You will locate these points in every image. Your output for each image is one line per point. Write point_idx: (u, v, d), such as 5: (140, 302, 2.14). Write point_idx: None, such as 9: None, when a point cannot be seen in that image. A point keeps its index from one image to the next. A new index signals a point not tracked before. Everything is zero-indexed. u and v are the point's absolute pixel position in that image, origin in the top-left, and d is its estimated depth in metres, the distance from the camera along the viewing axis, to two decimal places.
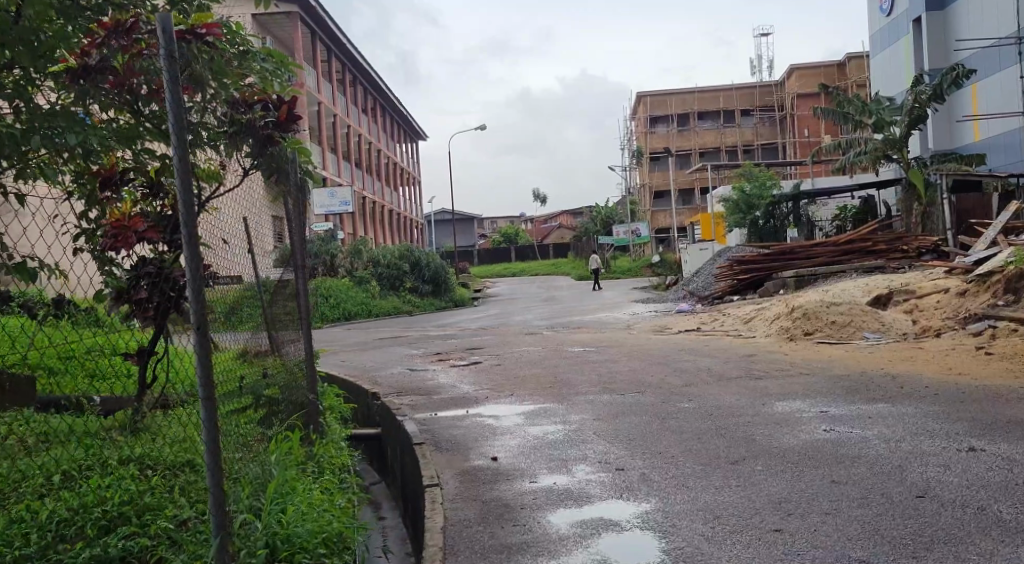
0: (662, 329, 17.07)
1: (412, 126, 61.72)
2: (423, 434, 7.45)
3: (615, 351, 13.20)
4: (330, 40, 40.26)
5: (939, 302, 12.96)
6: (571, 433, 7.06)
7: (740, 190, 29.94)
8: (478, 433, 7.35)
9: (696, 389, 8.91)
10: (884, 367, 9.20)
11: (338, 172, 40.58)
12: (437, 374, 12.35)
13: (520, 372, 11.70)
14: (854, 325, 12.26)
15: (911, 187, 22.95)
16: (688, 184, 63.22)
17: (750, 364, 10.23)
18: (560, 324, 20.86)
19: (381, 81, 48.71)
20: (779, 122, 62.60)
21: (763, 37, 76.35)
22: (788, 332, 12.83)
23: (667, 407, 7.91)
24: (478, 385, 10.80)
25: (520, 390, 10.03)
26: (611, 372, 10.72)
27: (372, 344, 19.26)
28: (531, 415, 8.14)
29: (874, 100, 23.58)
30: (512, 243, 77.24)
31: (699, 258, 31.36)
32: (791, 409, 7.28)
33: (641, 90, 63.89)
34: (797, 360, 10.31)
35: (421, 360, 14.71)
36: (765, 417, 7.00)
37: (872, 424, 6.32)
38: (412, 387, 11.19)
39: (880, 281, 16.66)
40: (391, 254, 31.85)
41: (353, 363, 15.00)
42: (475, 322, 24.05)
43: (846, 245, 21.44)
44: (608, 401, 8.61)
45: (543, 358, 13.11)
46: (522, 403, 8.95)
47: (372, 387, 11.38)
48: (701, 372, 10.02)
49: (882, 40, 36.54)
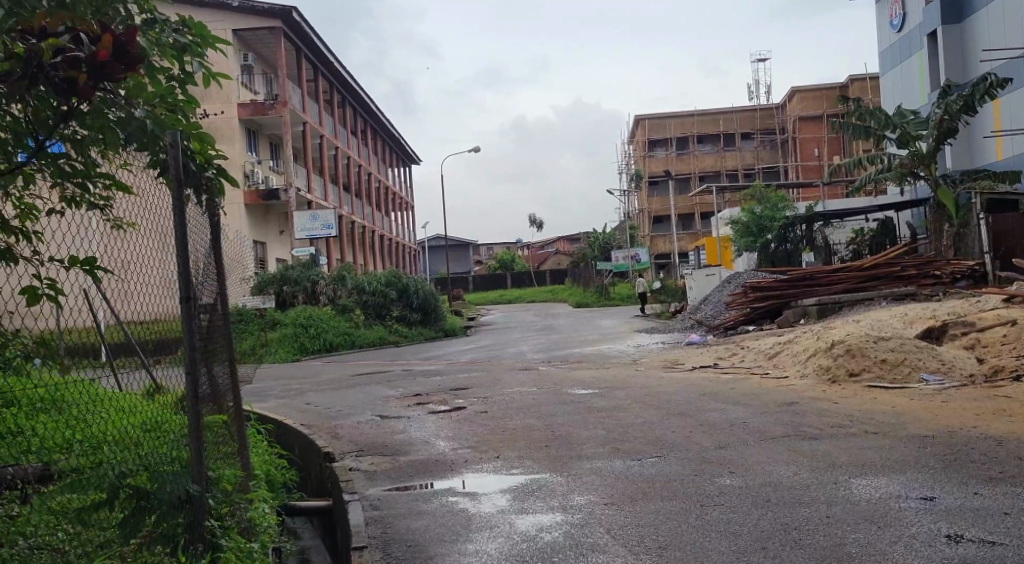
0: (673, 365, 15.05)
1: (406, 150, 60.04)
2: (370, 528, 5.43)
3: (623, 394, 11.15)
4: (318, 59, 38.58)
5: (1007, 335, 10.98)
6: (577, 528, 5.08)
7: (751, 212, 28.15)
8: (446, 528, 5.34)
9: (740, 455, 6.84)
10: (973, 423, 7.22)
11: (325, 196, 38.80)
12: (410, 425, 10.23)
13: (509, 424, 9.57)
14: (909, 365, 10.30)
15: (940, 206, 21.09)
16: (688, 210, 61.51)
17: (796, 417, 8.22)
18: (557, 358, 18.81)
19: (372, 103, 47.00)
20: (781, 145, 61.03)
21: (759, 62, 75.11)
22: (829, 371, 10.78)
23: (701, 486, 5.83)
24: (456, 444, 8.69)
25: (508, 452, 7.95)
26: (622, 427, 8.61)
27: (346, 381, 17.12)
28: (519, 494, 6.11)
29: (898, 112, 21.52)
30: (509, 269, 75.29)
31: (705, 283, 29.29)
32: (880, 492, 5.29)
33: (640, 113, 62.18)
34: (853, 412, 8.31)
35: (395, 404, 12.57)
36: (849, 510, 4.94)
37: (1018, 530, 4.34)
38: (377, 443, 9.09)
39: (920, 312, 14.71)
40: (377, 281, 29.81)
41: (317, 407, 12.92)
42: (467, 355, 21.91)
43: (871, 269, 19.59)
44: (622, 472, 6.60)
45: (537, 403, 11.01)
46: (511, 474, 6.92)
47: (328, 444, 9.27)
48: (737, 429, 7.91)
49: (893, 56, 34.86)
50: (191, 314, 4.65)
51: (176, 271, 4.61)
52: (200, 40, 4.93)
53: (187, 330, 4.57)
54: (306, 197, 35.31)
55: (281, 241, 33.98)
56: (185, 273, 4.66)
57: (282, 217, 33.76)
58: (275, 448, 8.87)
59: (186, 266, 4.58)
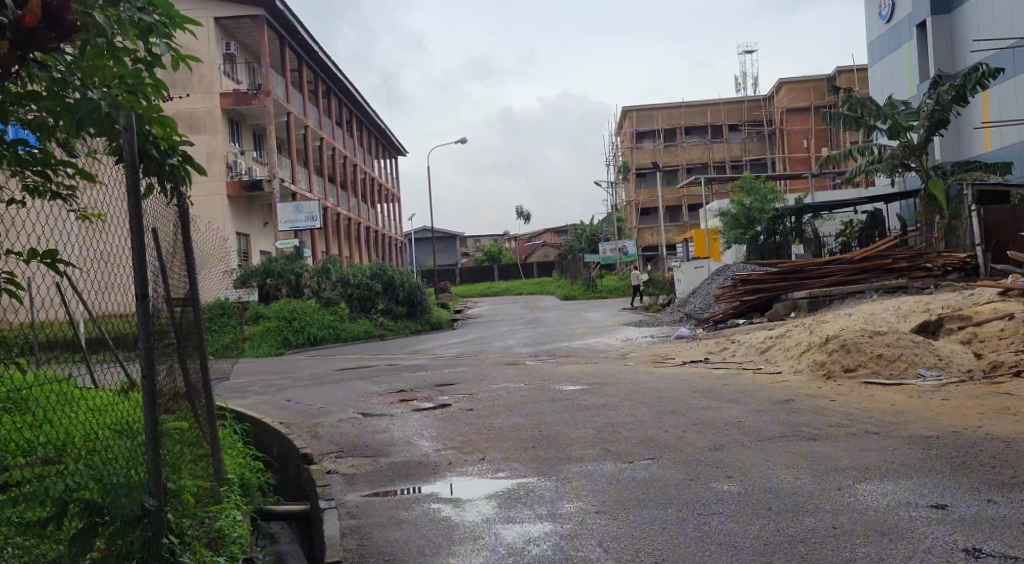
0: (663, 360, 14.76)
1: (391, 142, 59.53)
2: (345, 539, 5.11)
3: (612, 391, 10.84)
4: (302, 49, 38.02)
5: (1005, 329, 10.71)
6: (567, 541, 4.79)
7: (739, 203, 27.40)
8: (428, 541, 5.03)
9: (737, 457, 6.54)
10: (977, 422, 6.95)
11: (310, 187, 38.35)
12: (393, 424, 9.90)
13: (495, 423, 9.25)
14: (905, 360, 10.03)
15: (931, 197, 20.88)
16: (676, 201, 61.32)
17: (793, 416, 7.92)
18: (544, 352, 18.49)
19: (357, 93, 46.48)
20: (768, 137, 60.86)
21: (746, 54, 74.93)
22: (823, 367, 10.51)
23: (697, 493, 5.54)
24: (439, 444, 8.35)
25: (494, 453, 7.63)
26: (612, 427, 8.30)
27: (328, 377, 16.72)
28: (505, 502, 5.79)
29: (888, 102, 21.14)
30: (496, 262, 74.94)
31: (693, 276, 28.97)
32: (886, 498, 5.01)
33: (627, 104, 61.85)
34: (851, 411, 8.04)
35: (378, 401, 12.23)
36: (856, 520, 4.66)
37: None
38: (357, 444, 8.75)
39: (914, 306, 14.46)
40: (362, 273, 29.39)
41: (298, 404, 12.56)
42: (453, 349, 21.56)
43: (862, 261, 19.36)
44: (615, 477, 6.30)
45: (525, 400, 10.69)
46: (498, 479, 6.59)
47: (307, 444, 8.93)
48: (732, 429, 7.62)
49: (882, 47, 34.64)
50: (147, 316, 4.26)
51: (131, 268, 4.22)
52: (166, 20, 4.80)
53: (143, 330, 4.18)
54: (290, 188, 34.83)
55: (265, 233, 33.50)
56: (140, 268, 4.25)
57: (266, 209, 33.22)
58: (248, 447, 8.61)
59: (142, 265, 4.19)
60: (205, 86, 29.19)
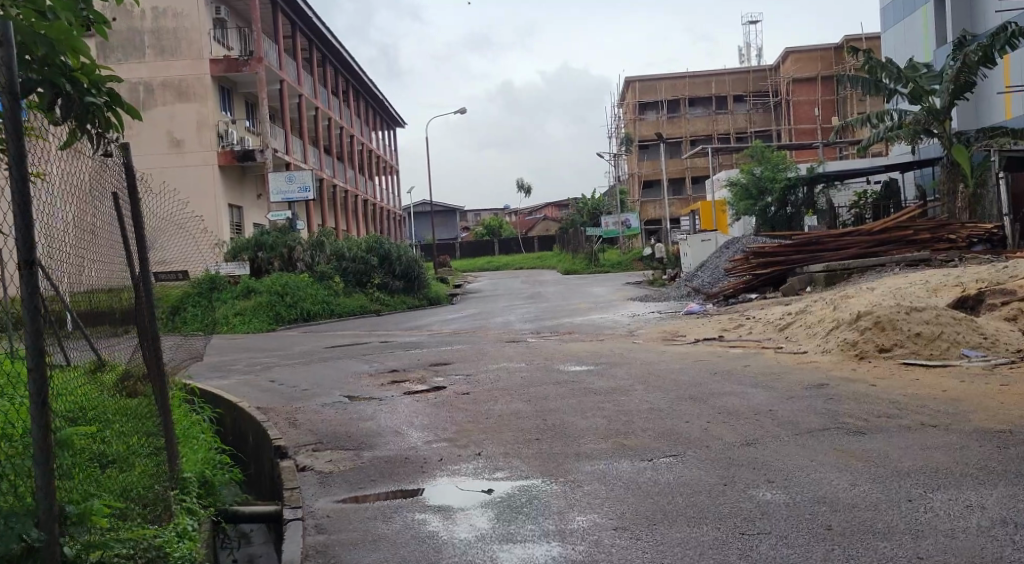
0: (674, 338, 13.75)
1: (389, 113, 58.25)
2: None
3: (621, 373, 9.87)
4: (296, 14, 36.59)
5: None
6: None
7: (749, 173, 26.11)
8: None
9: (774, 455, 5.60)
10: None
11: (305, 158, 37.33)
12: (381, 410, 8.93)
13: (493, 410, 8.28)
14: (947, 339, 9.08)
15: (954, 165, 19.85)
16: (679, 174, 60.16)
17: (833, 405, 6.94)
18: (546, 329, 17.51)
19: (354, 62, 45.06)
20: (773, 108, 59.57)
21: (751, 25, 73.32)
22: (856, 346, 9.55)
23: (737, 505, 4.59)
24: (430, 435, 7.38)
25: (492, 448, 6.69)
26: (626, 416, 7.33)
27: (317, 355, 15.75)
28: (505, 513, 4.85)
29: (909, 65, 20.11)
30: (496, 236, 73.89)
31: (700, 250, 27.86)
32: (974, 515, 4.07)
33: (630, 74, 60.44)
34: (897, 397, 7.06)
35: (368, 383, 11.28)
36: (942, 547, 3.74)
37: None
38: (339, 434, 7.80)
39: (944, 280, 13.46)
40: (357, 246, 28.35)
41: (278, 386, 11.58)
42: (449, 325, 20.58)
43: (881, 233, 18.39)
44: (631, 480, 5.34)
45: (526, 383, 9.72)
46: (497, 483, 5.64)
47: (284, 433, 8.00)
48: (765, 419, 6.67)
49: (897, 12, 33.35)
50: (34, 289, 3.23)
51: (9, 228, 3.21)
52: None
53: (31, 310, 3.20)
54: (283, 159, 33.75)
55: (259, 205, 32.52)
56: (26, 228, 3.26)
57: (258, 180, 32.15)
58: (207, 436, 7.82)
59: (23, 222, 3.19)
60: (195, 53, 26.97)
